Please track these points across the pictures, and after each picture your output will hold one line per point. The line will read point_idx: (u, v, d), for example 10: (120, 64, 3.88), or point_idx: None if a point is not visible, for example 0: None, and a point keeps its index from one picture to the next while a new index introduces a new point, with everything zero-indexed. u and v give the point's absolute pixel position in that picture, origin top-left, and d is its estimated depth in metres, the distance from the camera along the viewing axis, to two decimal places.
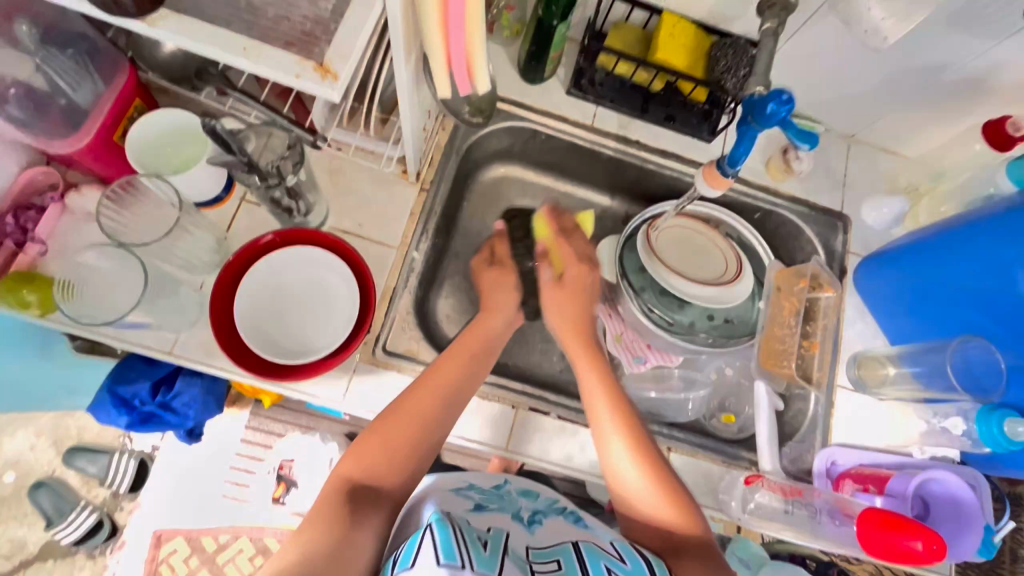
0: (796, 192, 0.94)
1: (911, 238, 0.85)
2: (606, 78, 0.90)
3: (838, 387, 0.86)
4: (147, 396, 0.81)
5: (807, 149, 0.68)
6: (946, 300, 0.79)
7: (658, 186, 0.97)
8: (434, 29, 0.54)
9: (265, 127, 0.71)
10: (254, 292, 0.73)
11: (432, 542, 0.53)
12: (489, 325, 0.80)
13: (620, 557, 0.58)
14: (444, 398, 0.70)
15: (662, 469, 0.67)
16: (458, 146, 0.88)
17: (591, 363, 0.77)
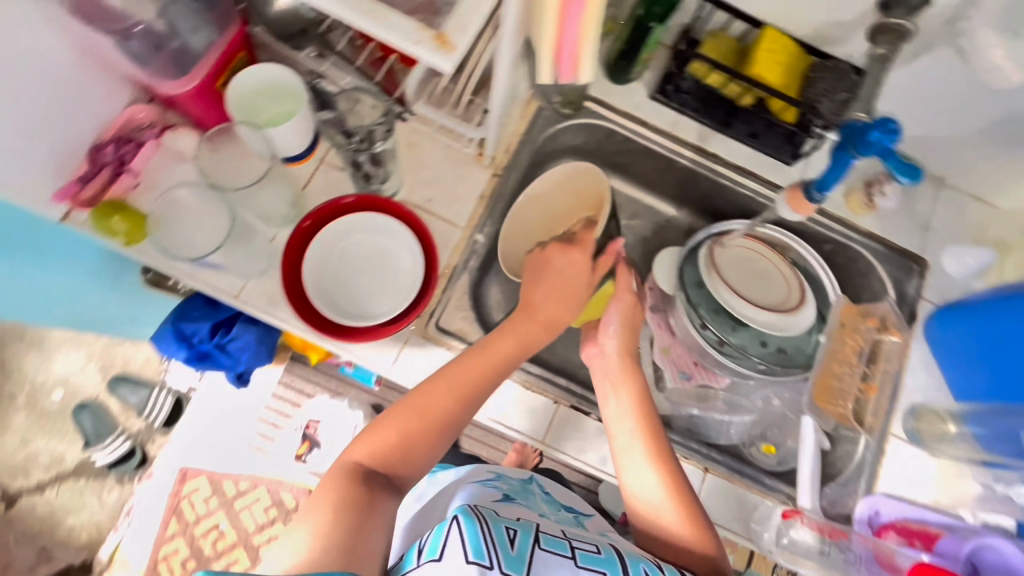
0: (874, 229, 0.90)
1: (995, 293, 0.80)
2: (693, 86, 0.86)
3: (891, 435, 0.82)
4: (206, 335, 0.85)
5: (908, 183, 0.64)
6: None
7: (728, 204, 0.95)
8: (550, 19, 0.52)
9: (354, 94, 0.76)
10: (319, 258, 0.75)
11: (459, 536, 0.53)
12: (523, 325, 0.75)
13: (658, 568, 0.61)
14: (462, 398, 0.68)
15: (680, 489, 0.68)
16: (535, 136, 0.88)
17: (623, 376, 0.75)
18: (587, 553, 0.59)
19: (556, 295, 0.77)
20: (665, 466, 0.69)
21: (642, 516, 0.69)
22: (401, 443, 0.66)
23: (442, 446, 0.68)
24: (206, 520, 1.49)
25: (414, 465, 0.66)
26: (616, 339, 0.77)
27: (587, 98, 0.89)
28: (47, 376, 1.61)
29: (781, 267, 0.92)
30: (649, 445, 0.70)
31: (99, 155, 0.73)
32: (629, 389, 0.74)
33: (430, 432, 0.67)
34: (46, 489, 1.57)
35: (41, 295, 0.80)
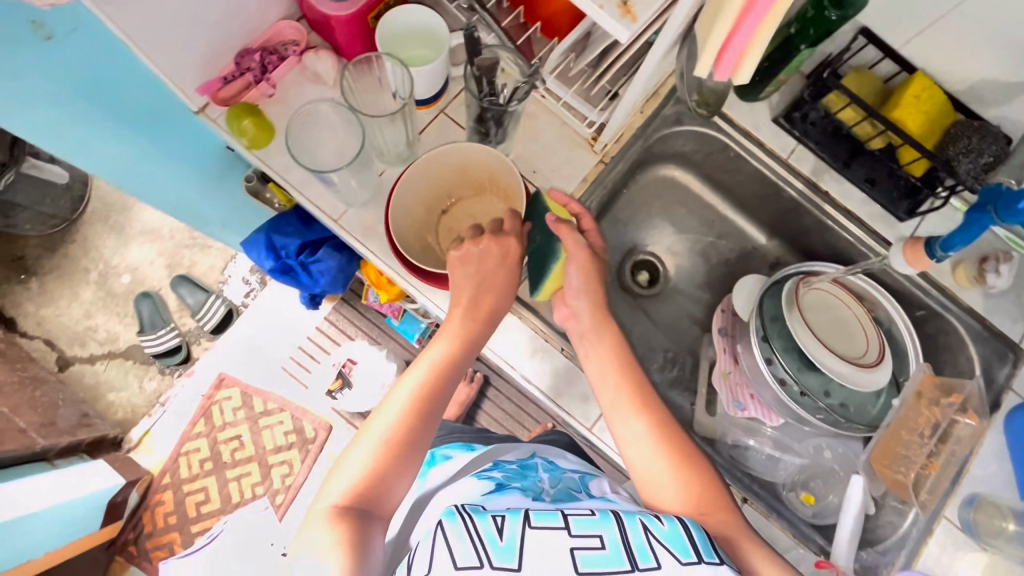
0: (976, 305, 0.86)
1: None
2: (821, 119, 0.86)
3: (944, 516, 0.79)
4: (294, 251, 0.89)
5: None
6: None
7: (823, 245, 0.93)
8: (731, 15, 0.54)
9: (492, 49, 0.73)
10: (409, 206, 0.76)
11: (445, 542, 0.51)
12: (472, 326, 0.71)
13: (656, 516, 0.57)
14: (420, 413, 0.66)
15: (679, 447, 0.64)
16: (650, 134, 0.88)
17: (601, 327, 0.71)
18: (581, 517, 0.56)
19: (488, 289, 0.71)
20: (659, 416, 0.66)
21: (645, 480, 0.64)
22: (368, 480, 0.62)
23: (411, 469, 0.65)
24: (230, 429, 1.56)
25: (387, 498, 0.63)
26: (584, 298, 0.71)
27: (719, 115, 0.88)
28: (119, 260, 1.71)
29: (857, 311, 0.89)
30: (633, 395, 0.67)
31: (246, 60, 0.76)
32: (602, 338, 0.71)
33: (395, 458, 0.63)
34: (97, 362, 1.67)
35: (157, 180, 0.85)
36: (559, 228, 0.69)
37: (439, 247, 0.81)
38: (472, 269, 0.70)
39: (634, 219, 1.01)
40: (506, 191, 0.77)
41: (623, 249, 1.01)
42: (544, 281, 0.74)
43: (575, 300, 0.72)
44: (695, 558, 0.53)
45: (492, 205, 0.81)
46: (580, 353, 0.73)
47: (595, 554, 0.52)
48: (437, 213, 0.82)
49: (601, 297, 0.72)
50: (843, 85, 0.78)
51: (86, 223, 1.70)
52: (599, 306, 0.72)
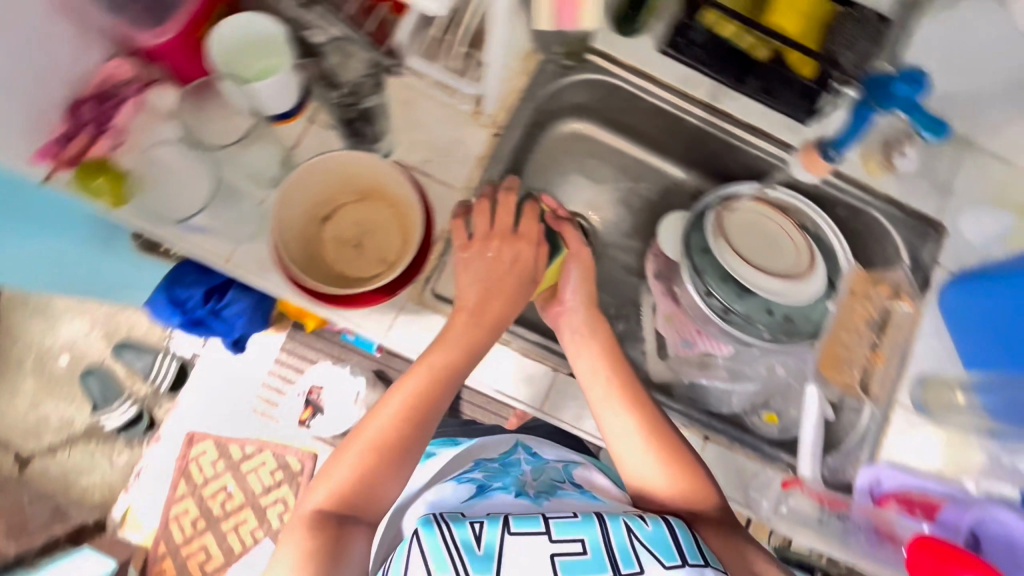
0: (892, 192, 0.87)
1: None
2: (706, 39, 0.82)
3: (897, 404, 0.81)
4: (199, 301, 0.83)
5: (932, 136, 0.77)
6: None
7: (737, 165, 0.92)
8: None
9: (340, 45, 0.73)
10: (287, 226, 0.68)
11: (420, 550, 0.55)
12: (471, 330, 0.69)
13: (641, 517, 0.60)
14: (411, 420, 0.66)
15: (671, 441, 0.69)
16: (538, 95, 0.84)
17: (592, 333, 0.75)
18: (562, 521, 0.59)
19: (495, 293, 0.71)
20: (648, 417, 0.70)
21: (636, 474, 0.69)
22: (355, 485, 0.63)
23: (401, 476, 0.66)
24: (213, 482, 1.50)
25: (375, 502, 0.64)
26: (580, 292, 0.76)
27: (590, 51, 0.85)
28: (52, 340, 1.61)
29: (785, 223, 0.88)
30: (622, 392, 0.71)
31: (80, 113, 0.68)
32: (595, 337, 0.74)
33: (387, 468, 0.64)
34: (57, 451, 1.59)
35: (30, 258, 0.78)
36: (564, 225, 0.77)
37: (326, 260, 0.73)
38: (477, 270, 0.71)
39: (548, 182, 0.96)
40: (394, 202, 0.72)
41: None
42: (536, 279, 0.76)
43: (569, 290, 0.76)
44: (679, 561, 0.56)
45: (379, 211, 0.74)
46: (571, 354, 0.75)
47: (575, 558, 0.55)
48: (318, 224, 0.73)
49: (594, 299, 0.77)
50: None
51: (7, 311, 1.61)
52: (592, 305, 0.76)
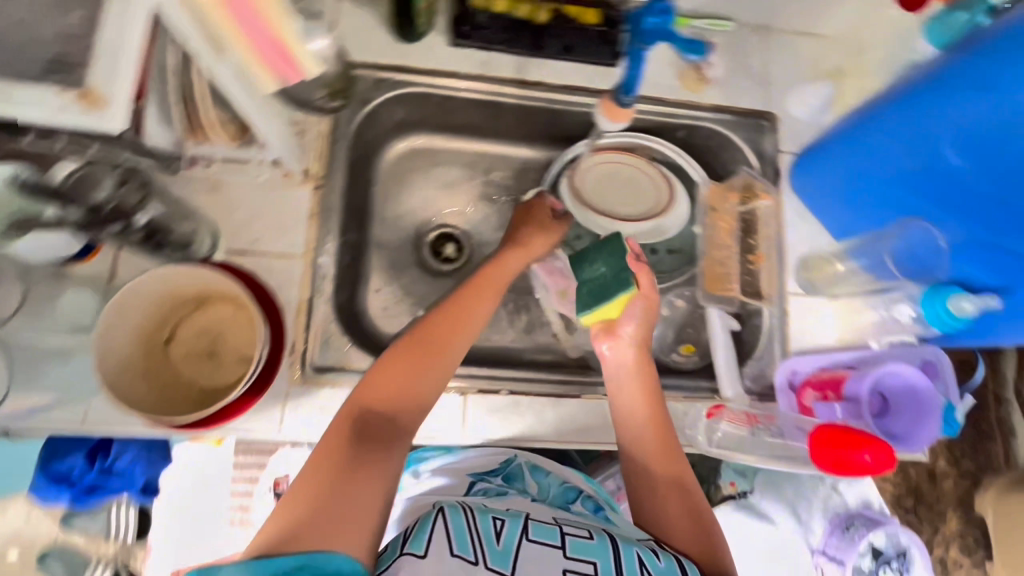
0: (717, 100, 0.89)
1: (860, 114, 0.75)
2: (491, 21, 0.82)
3: (790, 295, 0.83)
4: (85, 466, 0.77)
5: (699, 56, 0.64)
6: (891, 176, 0.72)
7: (573, 125, 0.90)
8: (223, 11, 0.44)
9: (87, 167, 0.56)
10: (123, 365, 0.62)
11: (444, 528, 0.56)
12: (508, 264, 0.76)
13: (653, 552, 0.60)
14: (461, 332, 0.69)
15: (689, 488, 0.68)
16: (345, 131, 0.80)
17: (640, 374, 0.72)
18: (578, 540, 0.59)
19: (533, 230, 0.80)
20: (672, 466, 0.68)
21: (648, 495, 0.68)
22: (384, 393, 0.62)
23: (432, 388, 0.65)
24: None
25: (407, 416, 0.62)
26: (638, 329, 0.73)
27: (355, 68, 0.81)
28: None
29: (636, 165, 0.89)
30: (655, 441, 0.69)
31: None
32: (644, 372, 0.72)
33: (419, 382, 0.64)
34: None
35: None
36: (636, 265, 0.75)
37: (182, 380, 0.67)
38: (523, 214, 0.82)
39: (402, 206, 0.92)
40: (231, 297, 0.68)
41: (411, 241, 0.92)
42: (601, 303, 0.73)
43: (626, 323, 0.74)
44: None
45: (221, 311, 0.70)
46: (616, 394, 0.73)
47: None
48: (159, 347, 0.67)
49: (648, 355, 0.74)
50: None
51: None
52: (643, 343, 0.74)
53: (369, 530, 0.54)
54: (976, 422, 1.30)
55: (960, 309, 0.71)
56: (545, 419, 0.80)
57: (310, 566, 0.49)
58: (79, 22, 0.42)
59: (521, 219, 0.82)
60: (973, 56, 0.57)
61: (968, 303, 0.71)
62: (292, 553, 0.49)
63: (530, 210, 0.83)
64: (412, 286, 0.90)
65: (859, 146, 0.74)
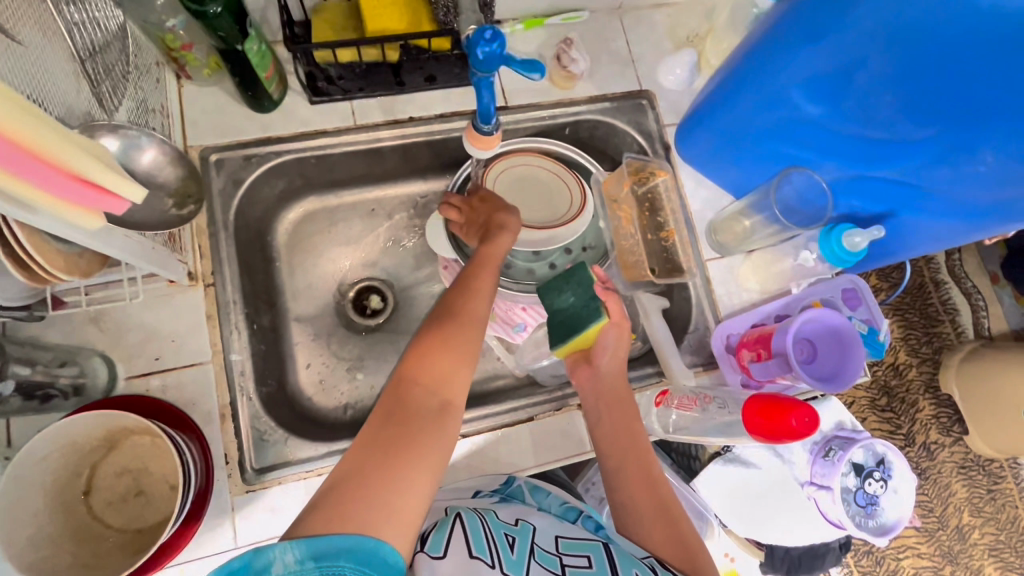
0: (591, 90, 0.89)
1: (719, 79, 0.76)
2: (343, 70, 0.81)
3: (708, 261, 0.86)
4: None
5: (541, 77, 0.61)
6: (765, 131, 0.74)
7: (459, 150, 0.89)
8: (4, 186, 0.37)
9: None
10: (42, 537, 0.57)
11: (462, 532, 0.61)
12: (503, 244, 0.75)
13: (652, 569, 0.62)
14: (484, 304, 0.69)
15: (670, 506, 0.69)
16: (224, 219, 0.76)
17: (614, 402, 0.72)
18: (578, 568, 0.61)
19: (498, 212, 0.77)
20: (655, 495, 0.69)
21: (638, 529, 0.67)
22: (423, 374, 0.61)
23: (466, 369, 0.63)
24: None
25: (449, 395, 0.61)
26: (608, 360, 0.73)
27: (212, 153, 0.77)
28: None
29: (542, 163, 0.85)
30: (636, 466, 0.70)
31: None
32: (620, 404, 0.72)
33: (455, 364, 0.62)
34: None
35: None
36: (604, 292, 0.74)
37: (108, 531, 0.63)
38: (490, 200, 0.79)
39: (312, 271, 0.89)
40: (141, 429, 0.64)
41: (331, 304, 0.88)
42: (568, 338, 0.72)
43: (602, 355, 0.74)
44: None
45: (135, 443, 0.65)
46: (602, 429, 0.72)
47: None
48: (77, 500, 0.62)
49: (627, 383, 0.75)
50: (311, 45, 0.72)
51: None
52: (620, 368, 0.74)
53: (415, 512, 0.52)
54: (922, 311, 1.36)
55: (853, 243, 0.73)
56: (509, 450, 0.79)
57: (361, 550, 0.47)
58: None
59: (484, 208, 0.78)
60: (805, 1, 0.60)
61: (860, 238, 0.72)
62: (336, 534, 0.47)
63: (491, 202, 0.79)
64: (345, 349, 0.86)
65: (728, 113, 0.76)
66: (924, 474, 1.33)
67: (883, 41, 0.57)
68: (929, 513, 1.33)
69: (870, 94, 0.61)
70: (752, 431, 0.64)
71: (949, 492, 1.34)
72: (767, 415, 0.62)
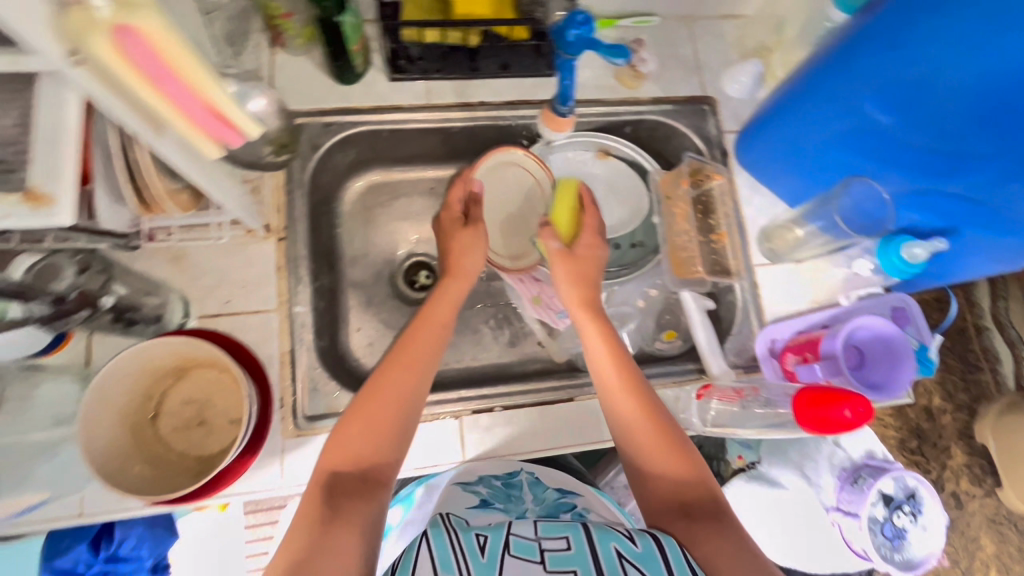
0: (655, 92, 0.92)
1: (788, 86, 0.77)
2: (424, 51, 0.85)
3: (757, 266, 0.86)
4: (90, 556, 0.75)
5: (625, 62, 0.67)
6: (826, 142, 0.76)
7: (522, 138, 0.92)
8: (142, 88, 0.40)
9: (50, 257, 0.58)
10: (117, 448, 0.62)
11: (429, 551, 0.54)
12: (456, 292, 0.79)
13: (629, 539, 0.56)
14: (416, 371, 0.69)
15: (657, 411, 0.68)
16: (300, 180, 0.80)
17: (591, 314, 0.76)
18: (556, 553, 0.54)
19: (464, 251, 0.81)
20: (637, 397, 0.69)
21: (640, 458, 0.66)
22: (348, 454, 0.62)
23: (397, 442, 0.65)
24: None
25: (379, 470, 0.63)
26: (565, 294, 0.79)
27: (297, 117, 0.82)
28: None
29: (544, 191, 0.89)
30: (618, 369, 0.71)
31: None
32: (606, 335, 0.74)
33: (379, 441, 0.64)
34: None
35: None
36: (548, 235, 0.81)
37: (172, 453, 0.67)
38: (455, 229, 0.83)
39: (370, 240, 0.92)
40: (212, 361, 0.68)
41: (384, 275, 0.92)
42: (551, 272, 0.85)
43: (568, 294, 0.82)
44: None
45: (204, 375, 0.69)
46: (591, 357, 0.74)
47: None
48: (149, 422, 0.67)
49: (591, 294, 0.78)
50: (402, 22, 0.76)
51: None
52: (584, 300, 0.77)
53: None
54: (962, 354, 1.33)
55: (913, 254, 0.74)
56: (544, 427, 0.81)
57: None
58: (16, 121, 0.38)
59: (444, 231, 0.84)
60: (884, 12, 0.61)
61: (919, 249, 0.74)
62: None
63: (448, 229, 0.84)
64: (393, 319, 0.90)
65: (797, 118, 0.76)
66: (951, 523, 1.29)
67: (960, 56, 0.57)
68: (955, 564, 1.28)
69: (939, 104, 0.62)
70: (802, 423, 0.65)
71: (976, 545, 1.30)
72: (817, 401, 0.63)
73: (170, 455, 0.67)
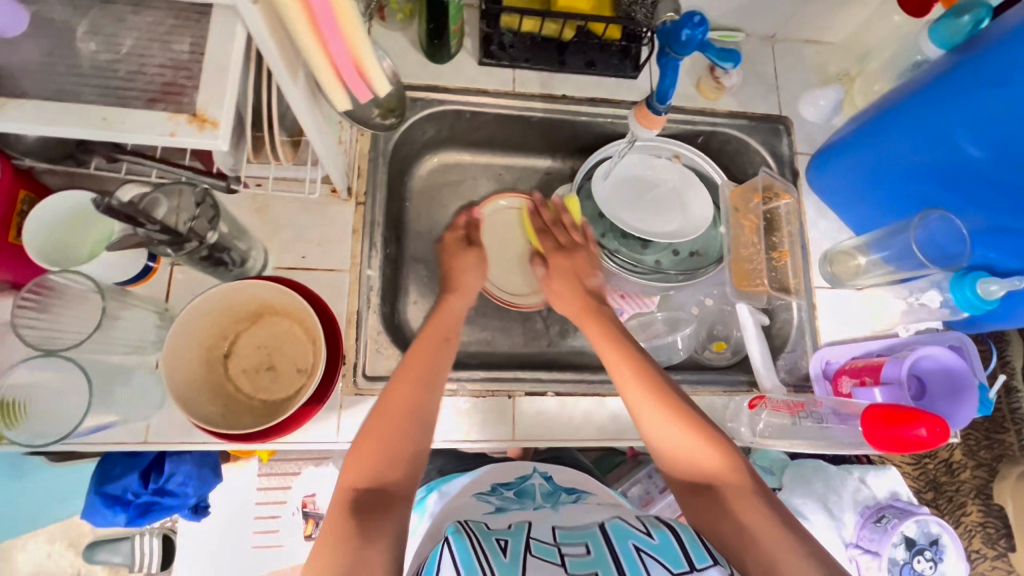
0: (733, 106, 0.93)
1: (879, 109, 0.78)
2: (516, 40, 0.87)
3: (816, 288, 0.87)
4: (138, 486, 0.75)
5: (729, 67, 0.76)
6: (915, 169, 0.75)
7: (596, 136, 0.94)
8: (305, 32, 0.43)
9: (172, 187, 0.64)
10: (191, 378, 0.65)
11: (451, 557, 0.54)
12: (454, 307, 0.76)
13: (647, 533, 0.58)
14: (422, 382, 0.66)
15: (682, 405, 0.65)
16: (384, 150, 0.83)
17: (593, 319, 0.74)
18: (577, 557, 0.55)
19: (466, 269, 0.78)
20: (657, 391, 0.66)
21: (684, 460, 0.63)
22: (367, 468, 0.59)
23: (411, 461, 0.61)
24: None
25: (401, 482, 0.60)
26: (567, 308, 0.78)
27: None
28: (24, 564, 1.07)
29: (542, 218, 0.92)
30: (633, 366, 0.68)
31: None
32: (613, 338, 0.71)
33: (395, 457, 0.60)
34: None
35: None
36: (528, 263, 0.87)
37: (241, 394, 0.69)
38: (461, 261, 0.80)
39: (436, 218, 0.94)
40: (287, 310, 0.70)
41: None
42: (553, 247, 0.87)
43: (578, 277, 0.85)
44: (688, 567, 0.53)
45: (276, 324, 0.71)
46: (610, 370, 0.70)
47: None
48: (223, 360, 0.70)
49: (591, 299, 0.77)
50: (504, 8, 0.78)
51: None
52: (584, 304, 0.76)
53: None
54: None
55: (988, 291, 0.75)
56: (592, 419, 0.82)
57: None
58: (188, 48, 0.44)
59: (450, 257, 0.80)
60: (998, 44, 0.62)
61: (996, 286, 0.74)
62: None
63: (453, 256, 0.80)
64: None
65: (896, 138, 0.75)
66: None
67: None
68: None
69: None
70: (877, 442, 0.66)
71: None
72: (891, 420, 0.64)
73: (239, 396, 0.69)
